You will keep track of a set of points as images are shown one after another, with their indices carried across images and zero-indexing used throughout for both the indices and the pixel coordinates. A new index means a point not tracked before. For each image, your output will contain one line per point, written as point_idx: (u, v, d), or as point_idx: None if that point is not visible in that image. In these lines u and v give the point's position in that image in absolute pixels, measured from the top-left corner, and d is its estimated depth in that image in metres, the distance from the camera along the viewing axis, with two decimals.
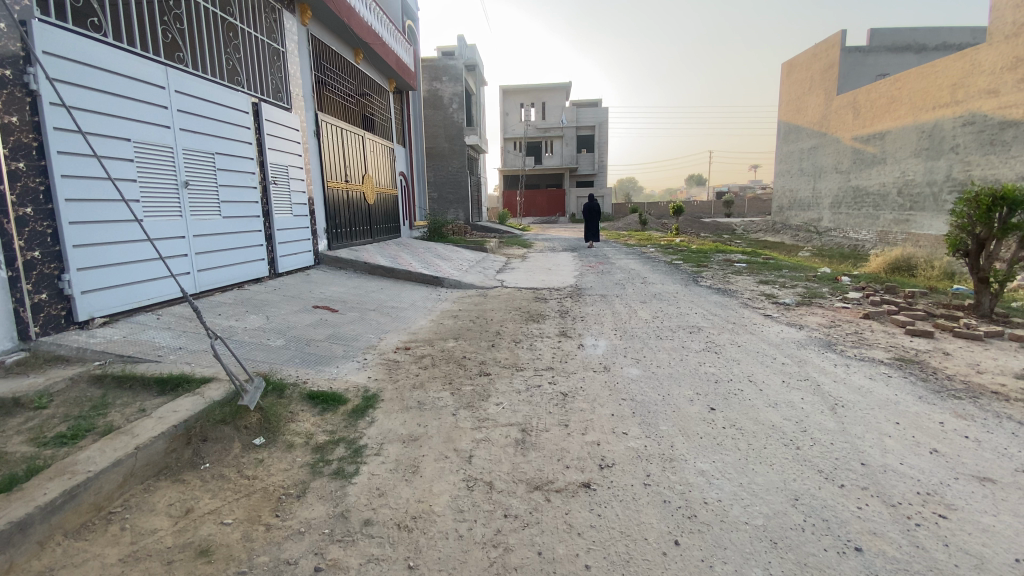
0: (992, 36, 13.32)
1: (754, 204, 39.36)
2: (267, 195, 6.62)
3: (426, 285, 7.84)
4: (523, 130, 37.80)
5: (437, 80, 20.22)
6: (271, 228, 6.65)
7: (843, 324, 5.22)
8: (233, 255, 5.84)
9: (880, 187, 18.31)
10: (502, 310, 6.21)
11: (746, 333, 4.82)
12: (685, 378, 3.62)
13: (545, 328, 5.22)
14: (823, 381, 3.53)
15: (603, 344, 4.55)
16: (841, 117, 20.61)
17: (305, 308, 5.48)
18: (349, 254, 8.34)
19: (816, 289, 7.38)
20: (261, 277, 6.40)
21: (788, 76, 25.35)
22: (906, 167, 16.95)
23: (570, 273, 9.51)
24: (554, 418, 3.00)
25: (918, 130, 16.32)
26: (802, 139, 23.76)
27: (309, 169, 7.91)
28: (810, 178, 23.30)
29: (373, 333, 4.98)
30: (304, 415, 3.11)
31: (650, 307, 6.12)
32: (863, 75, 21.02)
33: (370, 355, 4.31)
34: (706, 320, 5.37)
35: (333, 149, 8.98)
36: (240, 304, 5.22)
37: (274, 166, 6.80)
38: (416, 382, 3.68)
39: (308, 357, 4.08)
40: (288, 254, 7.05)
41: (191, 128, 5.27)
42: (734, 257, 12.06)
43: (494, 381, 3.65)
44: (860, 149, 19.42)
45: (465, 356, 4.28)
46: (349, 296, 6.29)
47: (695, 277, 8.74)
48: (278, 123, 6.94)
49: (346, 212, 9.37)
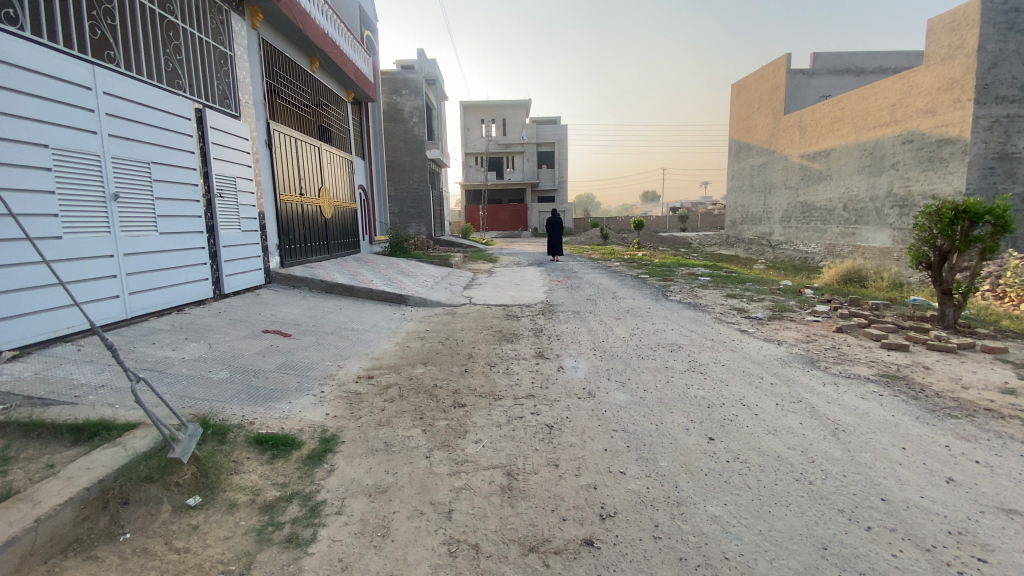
0: (929, 59, 14.18)
1: (706, 218, 40.62)
2: (212, 209, 6.06)
3: (389, 304, 7.38)
4: (484, 145, 37.78)
5: (396, 93, 19.82)
6: (215, 245, 6.08)
7: (819, 339, 5.15)
8: (171, 276, 5.24)
9: (827, 202, 19.15)
10: (472, 330, 5.85)
11: (727, 350, 4.65)
12: (675, 402, 3.39)
13: (519, 349, 4.92)
14: (818, 403, 3.36)
15: (583, 366, 4.27)
16: (788, 135, 21.53)
17: (254, 333, 4.95)
18: (305, 271, 7.79)
19: (784, 302, 7.40)
20: (204, 299, 5.80)
21: (737, 96, 26.40)
22: (850, 183, 17.79)
23: (539, 288, 9.26)
24: (541, 458, 2.68)
25: (860, 148, 17.20)
26: (753, 156, 24.71)
27: (260, 181, 7.37)
28: (761, 193, 24.19)
29: (330, 360, 4.52)
30: (251, 465, 2.66)
31: (625, 324, 5.91)
32: (808, 96, 22.10)
33: (328, 386, 3.86)
34: (685, 337, 5.20)
35: (287, 161, 8.45)
36: (178, 331, 4.64)
37: (220, 177, 6.25)
38: (382, 417, 3.27)
39: (256, 391, 3.60)
40: (235, 274, 6.46)
41: (122, 136, 4.69)
42: (697, 271, 12.18)
43: (470, 414, 3.29)
44: (807, 166, 20.32)
45: (435, 384, 3.90)
46: (305, 319, 5.79)
47: (664, 291, 8.66)
48: (225, 132, 6.40)
49: (301, 226, 8.82)
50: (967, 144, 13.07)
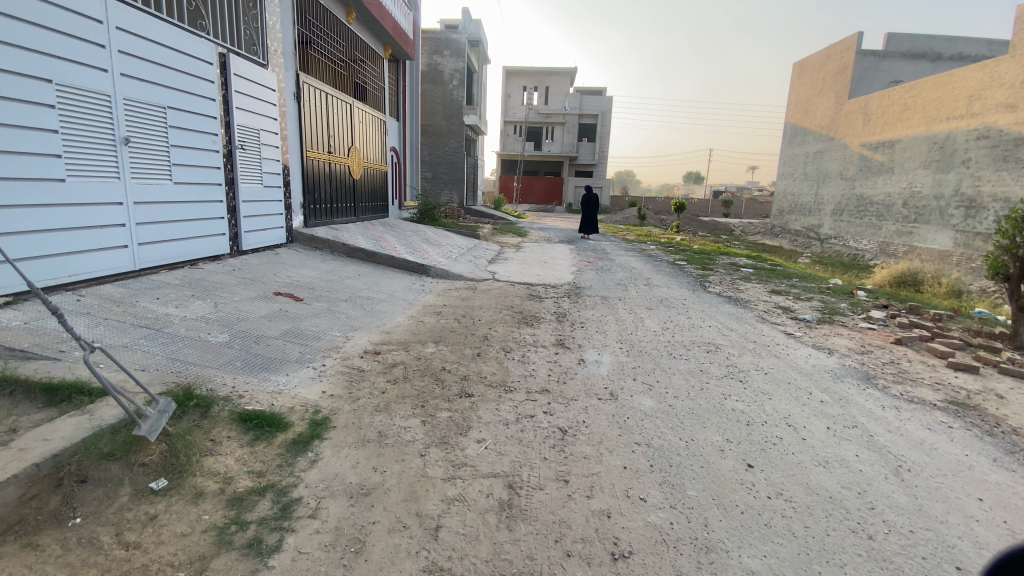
0: (1017, 47, 12.75)
1: (751, 205, 38.69)
2: (233, 161, 5.83)
3: (410, 273, 7.09)
4: (524, 114, 36.80)
5: (437, 54, 19.21)
6: (234, 199, 5.88)
7: (874, 351, 4.59)
8: (185, 229, 5.06)
9: (885, 197, 17.79)
10: (491, 309, 5.51)
11: (771, 356, 4.19)
12: (710, 416, 2.97)
13: (539, 335, 4.55)
14: (877, 432, 2.89)
15: (607, 361, 3.88)
16: (851, 122, 19.98)
17: (264, 295, 4.73)
18: (327, 233, 7.56)
19: (833, 304, 6.75)
20: (220, 255, 5.63)
21: (798, 76, 24.62)
22: (913, 178, 16.40)
23: (567, 268, 8.80)
24: (548, 470, 2.35)
25: (929, 141, 15.76)
26: (809, 142, 23.14)
27: (285, 135, 7.10)
28: (814, 183, 22.72)
29: (338, 330, 4.26)
30: (230, 447, 2.42)
31: (657, 316, 5.45)
32: (876, 81, 20.38)
33: (331, 360, 3.60)
34: (723, 336, 4.73)
35: (316, 116, 8.13)
36: (186, 287, 4.46)
37: (242, 128, 5.99)
38: (380, 402, 2.98)
39: (253, 360, 3.37)
40: (254, 230, 6.26)
41: (136, 77, 4.44)
42: (738, 260, 11.44)
43: (476, 407, 2.96)
44: (868, 156, 18.86)
45: (444, 368, 3.58)
46: (320, 283, 5.55)
47: (701, 281, 8.08)
48: (250, 81, 6.12)
49: (328, 186, 8.58)
50: None
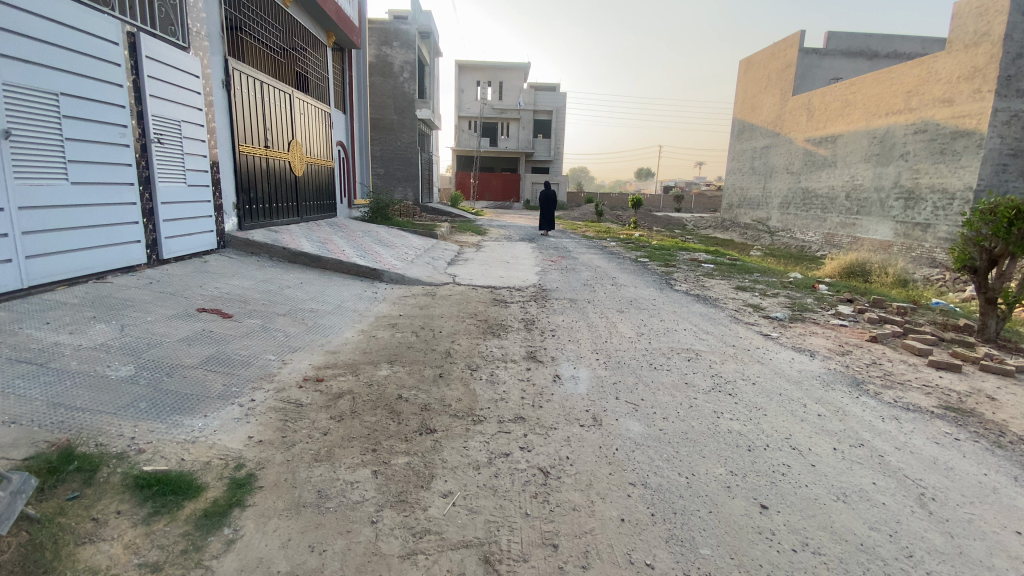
0: (952, 45, 13.34)
1: (700, 200, 39.67)
2: (148, 157, 5.06)
3: (361, 279, 6.50)
4: (478, 109, 36.15)
5: (386, 45, 18.35)
6: (151, 201, 5.11)
7: (854, 351, 4.42)
8: (88, 237, 4.29)
9: (828, 190, 18.40)
10: (451, 318, 5.01)
11: (755, 362, 3.92)
12: (707, 442, 2.62)
13: (507, 348, 4.11)
14: (886, 451, 2.64)
15: (584, 376, 3.50)
16: (795, 117, 20.58)
17: (185, 313, 4.05)
18: (266, 236, 6.83)
19: (801, 300, 6.66)
20: (134, 265, 4.87)
21: (745, 73, 25.22)
22: (855, 171, 17.02)
23: (530, 268, 8.40)
24: (531, 531, 1.91)
25: (869, 136, 16.38)
26: (756, 138, 23.76)
27: (213, 128, 6.33)
28: (761, 177, 23.35)
29: (274, 353, 3.66)
30: (118, 526, 1.84)
31: (629, 319, 5.11)
32: (818, 78, 21.09)
33: (262, 393, 3.02)
34: (700, 340, 4.45)
35: (250, 106, 7.35)
36: (87, 306, 3.73)
37: (159, 120, 5.21)
38: (322, 448, 2.45)
39: (163, 400, 2.75)
40: (177, 236, 5.50)
41: (19, 56, 3.66)
42: (698, 256, 11.41)
43: (440, 447, 2.48)
44: (812, 150, 19.47)
45: (399, 396, 3.08)
46: (255, 295, 4.89)
47: (666, 279, 7.88)
48: (168, 65, 5.33)
49: (265, 183, 7.82)
50: (984, 137, 12.40)
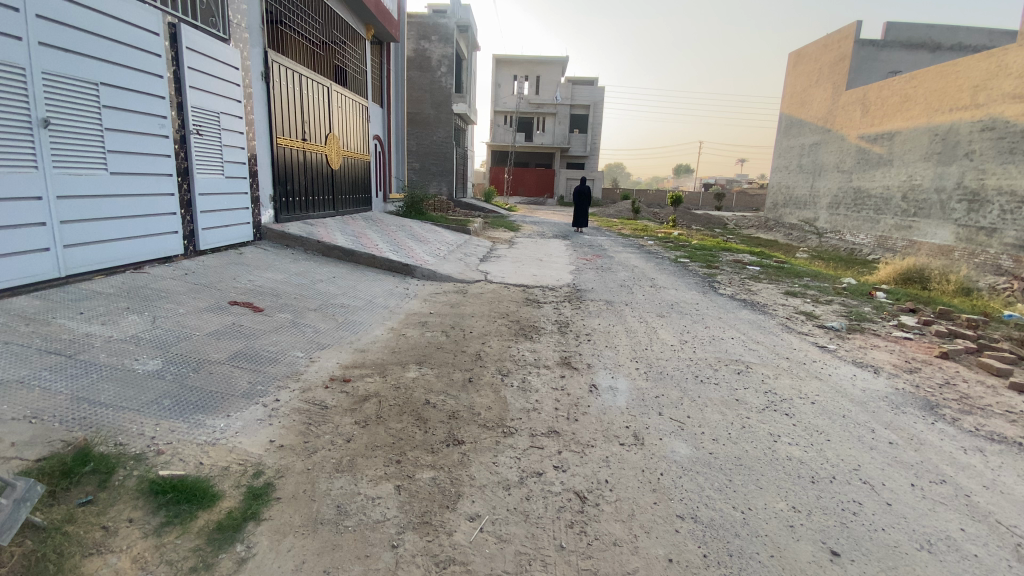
0: None
1: (741, 198, 38.28)
2: (186, 148, 5.08)
3: (393, 275, 6.42)
4: (514, 104, 35.91)
5: (425, 39, 18.32)
6: (189, 192, 5.14)
7: (922, 369, 4.01)
8: (125, 227, 4.32)
9: (883, 190, 17.33)
10: (483, 318, 4.84)
11: (812, 378, 3.59)
12: (765, 471, 2.35)
13: (540, 352, 3.90)
14: (973, 490, 2.30)
15: (623, 388, 3.26)
16: (848, 113, 19.47)
17: (217, 306, 4.01)
18: (301, 229, 6.83)
19: (857, 308, 6.18)
20: (171, 256, 4.90)
21: (795, 66, 24.05)
22: (913, 171, 15.95)
23: (564, 267, 8.15)
24: (567, 568, 1.71)
25: (930, 133, 15.31)
26: (804, 134, 22.65)
27: (252, 120, 6.35)
28: (809, 175, 22.26)
29: (302, 350, 3.57)
30: (128, 537, 1.74)
31: (671, 325, 4.82)
32: (875, 71, 19.87)
33: (287, 393, 2.91)
34: (750, 351, 4.13)
35: (288, 99, 7.37)
36: (122, 296, 3.73)
37: (198, 111, 5.22)
38: (344, 457, 2.31)
39: (186, 398, 2.67)
40: (214, 227, 5.52)
41: (60, 46, 3.66)
42: (742, 257, 10.87)
43: (468, 462, 2.31)
44: (865, 148, 18.37)
45: (427, 401, 2.91)
46: (287, 289, 4.85)
47: (709, 282, 7.49)
48: (207, 56, 5.34)
49: (302, 176, 7.85)
50: None
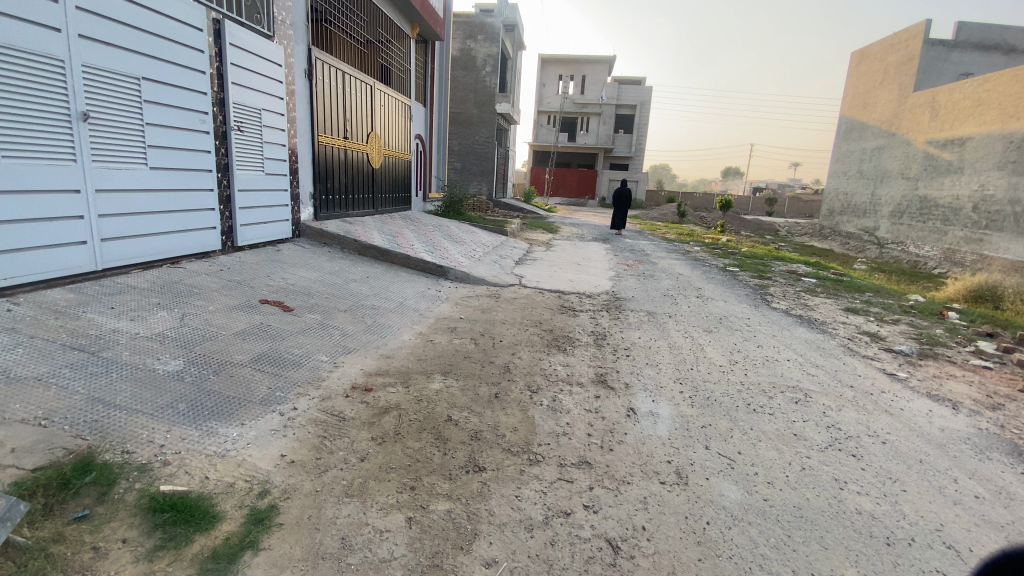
0: None
1: (794, 204, 36.42)
2: (227, 144, 5.11)
3: (426, 276, 6.30)
4: (558, 104, 35.56)
5: (471, 39, 18.30)
6: (229, 188, 5.17)
7: (1008, 406, 3.49)
8: (164, 222, 4.36)
9: (951, 200, 15.96)
10: (515, 326, 4.63)
11: (880, 413, 3.18)
12: (829, 526, 2.02)
13: (574, 368, 3.64)
14: None
15: (664, 413, 2.97)
16: (916, 116, 18.12)
17: (247, 304, 3.97)
18: (338, 227, 6.82)
19: (929, 331, 5.57)
20: (209, 251, 4.93)
21: (858, 66, 22.65)
22: (986, 180, 14.61)
23: (603, 273, 7.83)
24: None
25: (1005, 140, 13.95)
26: (867, 138, 21.27)
27: (293, 118, 6.37)
28: (870, 182, 20.89)
29: (327, 354, 3.45)
30: (117, 560, 1.62)
31: (718, 342, 4.46)
32: (947, 72, 18.39)
33: (306, 400, 2.78)
34: (807, 376, 3.74)
35: (330, 97, 7.37)
36: (154, 292, 3.73)
37: (240, 107, 5.25)
38: (356, 478, 2.14)
39: (202, 403, 2.58)
40: (253, 224, 5.54)
41: (102, 40, 3.70)
42: (796, 268, 10.18)
43: (488, 494, 2.09)
44: (934, 154, 16.99)
45: (449, 418, 2.71)
46: (319, 288, 4.79)
47: (761, 294, 7.00)
48: (250, 53, 5.36)
49: (342, 174, 7.87)
50: None
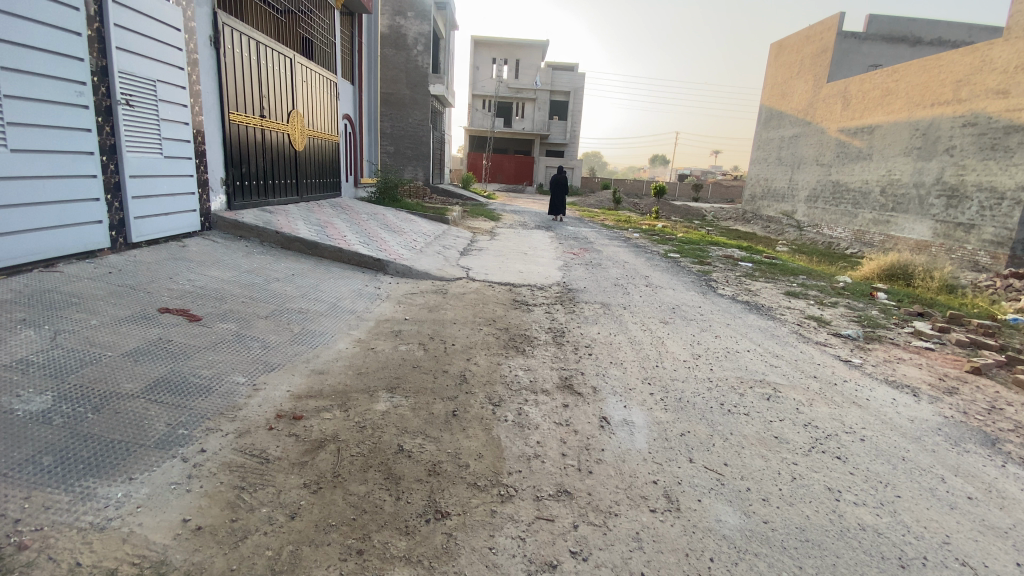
0: (1010, 32, 12.21)
1: (718, 189, 38.18)
2: (113, 121, 4.23)
3: (362, 271, 5.73)
4: (493, 88, 34.89)
5: (400, 15, 17.27)
6: (117, 173, 4.31)
7: (960, 389, 3.57)
8: (32, 216, 3.51)
9: (861, 184, 17.19)
10: (466, 325, 4.22)
11: (850, 405, 3.11)
12: (839, 551, 1.83)
13: (536, 372, 3.30)
14: None
15: (640, 422, 2.70)
16: (829, 106, 19.29)
17: (143, 315, 3.28)
18: (258, 218, 6.04)
19: (867, 313, 5.77)
20: (96, 250, 4.09)
21: (776, 58, 23.84)
22: (893, 165, 15.82)
23: (551, 262, 7.56)
24: None
25: (911, 128, 15.16)
26: (785, 126, 22.49)
27: (198, 91, 5.50)
28: (788, 168, 22.14)
29: (245, 373, 2.89)
30: None
31: (678, 335, 4.30)
32: (857, 64, 19.67)
33: (219, 438, 2.25)
34: (772, 368, 3.63)
35: (243, 70, 6.50)
36: (19, 303, 2.97)
37: (128, 77, 4.38)
38: (286, 546, 1.68)
39: (76, 453, 1.98)
40: (151, 216, 4.71)
41: None
42: (733, 253, 10.45)
43: (455, 550, 1.71)
44: (846, 142, 18.20)
45: (400, 449, 2.28)
46: (236, 290, 4.13)
47: (706, 281, 7.01)
48: (139, 12, 4.48)
49: (259, 157, 7.00)
50: None
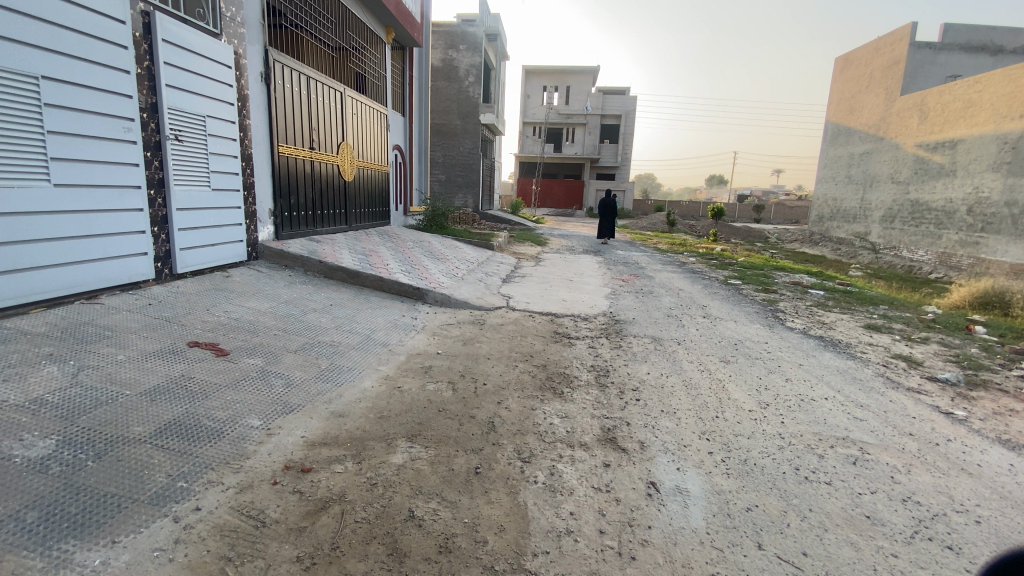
0: None
1: (780, 210, 36.19)
2: (162, 156, 4.36)
3: (401, 300, 5.60)
4: (544, 115, 35.23)
5: (453, 48, 17.76)
6: (164, 206, 4.42)
7: None
8: (75, 249, 3.59)
9: (944, 203, 15.63)
10: (502, 361, 3.93)
11: (960, 475, 2.52)
12: None
13: (575, 421, 2.93)
14: None
15: (696, 491, 2.27)
16: (904, 120, 17.89)
17: (171, 349, 3.23)
18: (302, 247, 6.09)
19: (966, 351, 4.95)
20: (140, 281, 4.17)
21: (842, 72, 22.58)
22: (980, 182, 14.30)
23: (597, 291, 7.16)
24: None
25: (998, 140, 13.67)
26: (854, 143, 21.07)
27: (247, 126, 5.66)
28: (858, 187, 20.62)
29: (261, 416, 2.72)
30: None
31: (741, 377, 3.79)
32: (935, 74, 18.19)
33: (218, 494, 2.06)
34: (856, 422, 3.07)
35: (293, 104, 6.69)
36: (52, 337, 2.98)
37: (178, 113, 4.53)
38: None
39: (63, 510, 1.83)
40: (197, 247, 4.80)
41: None
42: (800, 279, 9.57)
43: None
44: (924, 157, 16.72)
45: (411, 516, 1.99)
46: (269, 322, 4.06)
47: (771, 311, 6.37)
48: (191, 52, 4.66)
49: (308, 188, 7.14)
50: None
